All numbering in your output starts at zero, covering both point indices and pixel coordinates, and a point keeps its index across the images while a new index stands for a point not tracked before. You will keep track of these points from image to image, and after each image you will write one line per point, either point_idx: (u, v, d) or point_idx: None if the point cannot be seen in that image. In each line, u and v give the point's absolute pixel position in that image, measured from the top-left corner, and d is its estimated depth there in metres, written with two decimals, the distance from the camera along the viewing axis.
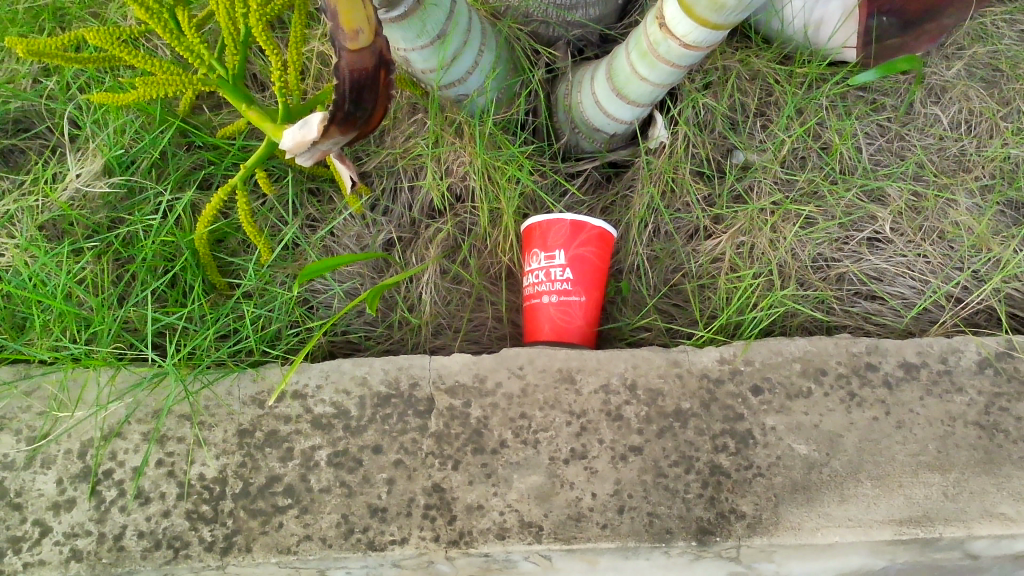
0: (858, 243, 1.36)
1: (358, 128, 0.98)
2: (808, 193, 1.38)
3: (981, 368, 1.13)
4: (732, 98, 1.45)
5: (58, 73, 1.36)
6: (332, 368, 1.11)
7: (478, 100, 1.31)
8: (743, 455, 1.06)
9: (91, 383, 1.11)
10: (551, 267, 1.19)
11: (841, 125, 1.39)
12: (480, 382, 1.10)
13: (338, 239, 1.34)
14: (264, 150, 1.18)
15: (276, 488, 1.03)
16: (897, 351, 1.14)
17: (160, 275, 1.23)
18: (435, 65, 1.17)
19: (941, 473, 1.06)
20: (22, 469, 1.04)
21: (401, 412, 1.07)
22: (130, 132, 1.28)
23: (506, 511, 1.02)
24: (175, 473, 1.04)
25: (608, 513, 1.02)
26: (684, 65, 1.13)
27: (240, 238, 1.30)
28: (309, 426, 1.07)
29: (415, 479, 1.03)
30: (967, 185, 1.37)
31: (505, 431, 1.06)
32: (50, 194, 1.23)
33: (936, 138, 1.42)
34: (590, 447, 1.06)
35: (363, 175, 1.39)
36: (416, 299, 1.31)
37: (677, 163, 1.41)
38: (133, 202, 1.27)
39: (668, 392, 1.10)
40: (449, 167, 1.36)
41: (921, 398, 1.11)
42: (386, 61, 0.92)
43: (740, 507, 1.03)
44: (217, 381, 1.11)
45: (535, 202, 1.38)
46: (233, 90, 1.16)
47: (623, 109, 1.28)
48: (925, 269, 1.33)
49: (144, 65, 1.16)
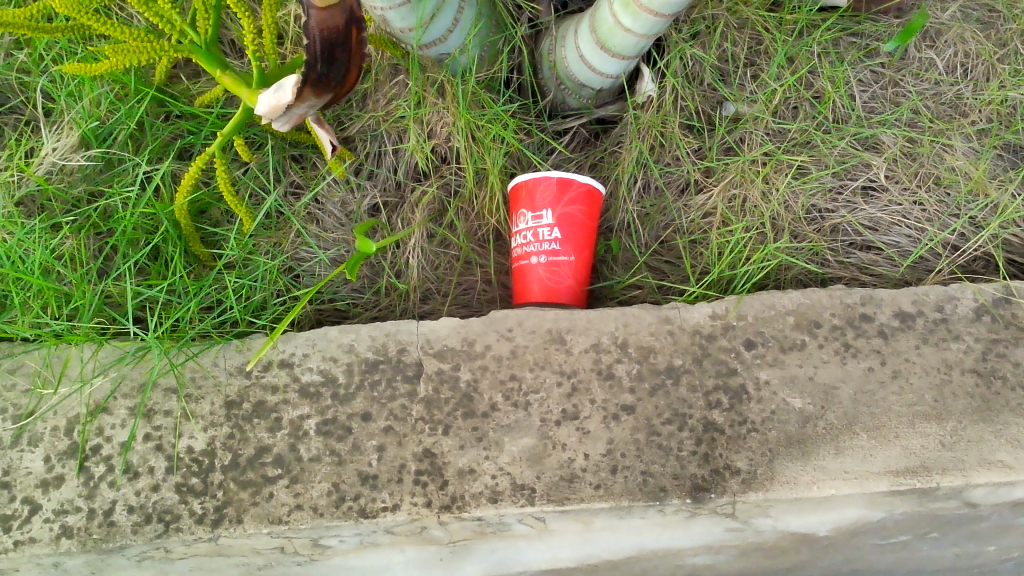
0: (853, 192, 1.34)
1: (334, 89, 0.98)
2: (801, 143, 1.36)
3: (978, 316, 1.12)
4: (721, 48, 1.41)
5: (30, 45, 1.32)
6: (318, 337, 1.09)
7: (460, 59, 1.28)
8: (736, 411, 1.05)
9: (75, 359, 1.10)
10: (539, 227, 1.17)
11: (833, 72, 1.37)
12: (468, 345, 1.08)
13: (322, 205, 1.32)
14: (242, 116, 1.15)
15: (265, 459, 1.02)
16: (893, 301, 1.12)
17: (142, 248, 1.20)
18: (413, 24, 1.14)
19: (938, 423, 1.04)
20: (9, 448, 1.03)
21: (389, 378, 1.06)
22: (105, 103, 1.25)
23: (498, 474, 1.01)
24: (164, 447, 1.03)
25: (601, 473, 1.01)
26: (667, 15, 1.09)
27: (223, 208, 1.27)
28: (297, 395, 1.05)
29: (406, 446, 1.02)
30: (963, 130, 1.35)
31: (496, 394, 1.05)
32: (26, 168, 1.21)
33: (931, 83, 1.40)
34: (582, 408, 1.04)
35: (345, 140, 1.36)
36: (403, 265, 1.29)
37: (666, 117, 1.37)
38: (112, 174, 1.25)
39: (660, 349, 1.08)
40: (433, 128, 1.33)
41: (917, 347, 1.09)
42: (356, 17, 0.92)
43: (735, 463, 1.02)
44: (202, 353, 1.09)
45: (521, 161, 1.36)
46: (206, 56, 1.13)
47: (608, 63, 1.25)
48: (921, 217, 1.32)
49: (113, 33, 1.13)
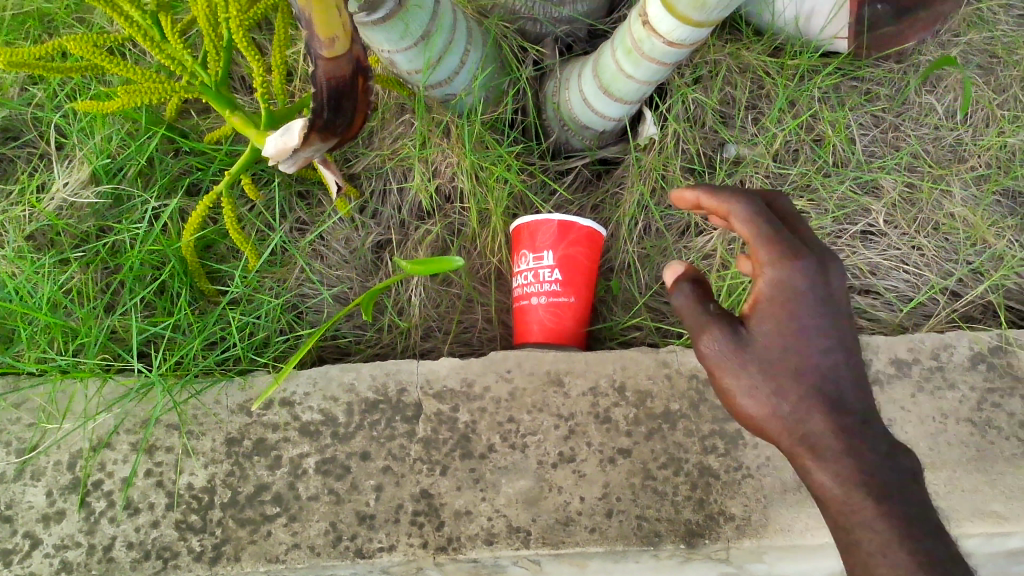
0: (851, 237, 1.36)
1: (340, 135, 0.95)
2: (801, 187, 1.38)
3: (974, 364, 1.13)
4: (723, 92, 1.43)
5: (45, 81, 1.35)
6: (319, 376, 1.10)
7: (466, 100, 1.30)
8: (731, 456, 1.06)
9: (80, 395, 1.11)
10: (540, 268, 1.18)
11: (833, 117, 1.39)
12: (467, 387, 1.09)
13: (327, 242, 1.34)
14: (249, 156, 1.17)
15: (264, 497, 1.03)
16: (889, 347, 1.13)
17: (148, 283, 1.22)
18: (420, 67, 1.16)
19: (932, 472, 1.05)
20: (12, 482, 1.04)
21: (388, 418, 1.07)
22: (117, 139, 1.28)
23: (494, 516, 1.02)
24: (164, 484, 1.04)
25: (596, 517, 1.02)
26: (669, 63, 1.11)
27: (229, 244, 1.29)
28: (297, 433, 1.07)
29: (403, 486, 1.04)
30: (961, 176, 1.37)
31: (493, 436, 1.06)
32: (37, 204, 1.23)
33: (931, 128, 1.41)
34: (578, 451, 1.05)
35: (351, 177, 1.38)
36: (405, 303, 1.30)
37: (667, 160, 1.39)
38: (121, 210, 1.27)
39: (657, 394, 1.09)
40: (437, 168, 1.35)
41: (912, 395, 1.10)
42: (363, 66, 0.89)
43: (729, 508, 1.03)
44: (205, 391, 1.10)
45: (524, 202, 1.37)
46: (216, 96, 1.16)
47: (611, 107, 1.26)
48: (919, 262, 1.34)
49: (126, 73, 1.16)
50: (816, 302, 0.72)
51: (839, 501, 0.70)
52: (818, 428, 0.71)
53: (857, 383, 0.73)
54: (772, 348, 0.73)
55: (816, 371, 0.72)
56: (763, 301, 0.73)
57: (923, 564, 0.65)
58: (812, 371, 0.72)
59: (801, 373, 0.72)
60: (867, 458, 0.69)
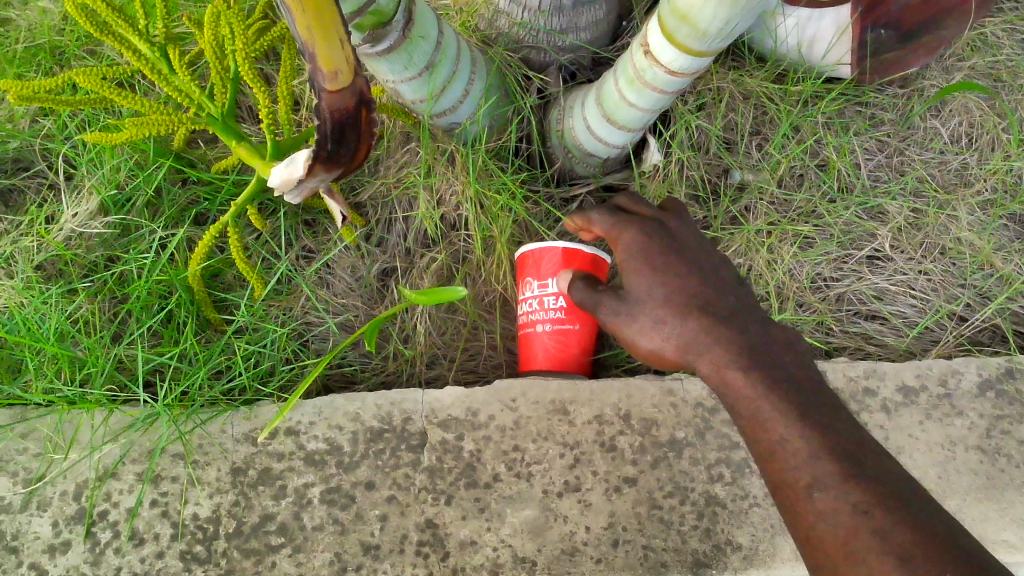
0: (857, 262, 1.36)
1: (344, 166, 0.93)
2: (806, 213, 1.38)
3: (983, 391, 1.12)
4: (727, 118, 1.43)
5: (55, 113, 1.36)
6: (325, 405, 1.11)
7: (470, 128, 1.31)
8: (738, 485, 1.05)
9: (86, 425, 1.11)
10: (545, 296, 1.17)
11: (837, 142, 1.39)
12: (472, 415, 1.09)
13: (333, 270, 1.34)
14: (255, 187, 1.18)
15: (269, 527, 1.03)
16: (896, 374, 1.12)
17: (155, 312, 1.23)
18: (424, 96, 1.17)
19: (941, 500, 1.04)
20: (19, 512, 1.05)
21: (393, 447, 1.07)
22: (125, 170, 1.29)
23: (499, 546, 1.02)
24: (169, 514, 1.04)
25: (602, 547, 1.01)
26: (671, 91, 1.11)
27: (236, 273, 1.30)
28: (302, 463, 1.07)
29: (408, 516, 1.03)
30: (967, 201, 1.37)
31: (498, 464, 1.06)
32: (46, 234, 1.24)
33: (936, 152, 1.41)
34: (584, 480, 1.05)
35: (357, 205, 1.39)
36: (410, 331, 1.30)
37: (671, 187, 1.39)
38: (129, 240, 1.28)
39: (663, 422, 1.09)
40: (442, 196, 1.35)
41: (920, 423, 1.09)
42: (365, 98, 0.87)
43: (736, 538, 1.03)
44: (210, 420, 1.10)
45: (529, 229, 1.38)
46: (223, 127, 1.17)
47: (614, 135, 1.27)
48: (927, 287, 1.34)
49: (135, 106, 1.17)
50: (665, 245, 0.91)
51: (740, 388, 0.80)
52: (695, 328, 0.85)
53: (716, 293, 0.89)
54: (642, 289, 0.89)
55: (682, 292, 0.88)
56: (628, 256, 0.92)
57: (792, 402, 0.77)
58: (679, 289, 0.88)
59: (674, 292, 0.88)
60: (735, 341, 0.84)
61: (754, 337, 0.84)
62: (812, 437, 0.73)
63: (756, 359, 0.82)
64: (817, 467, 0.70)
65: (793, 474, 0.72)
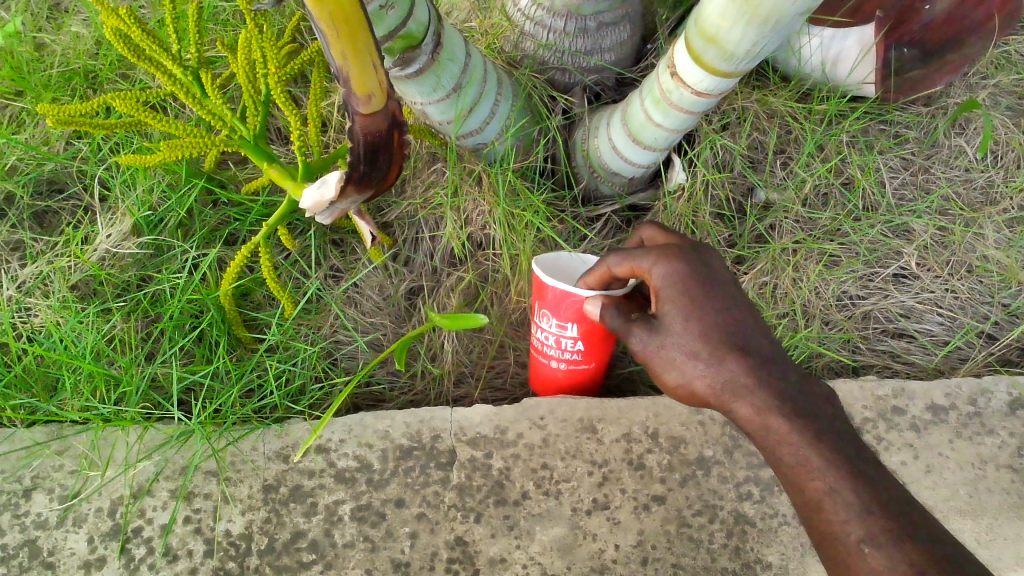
0: (884, 280, 1.36)
1: (375, 187, 0.94)
2: (831, 231, 1.38)
3: (1012, 410, 1.12)
4: (751, 137, 1.43)
5: (90, 136, 1.39)
6: (354, 423, 1.12)
7: (497, 148, 1.32)
8: (767, 503, 1.05)
9: (121, 443, 1.13)
10: (561, 336, 1.06)
11: (863, 161, 1.39)
12: (501, 433, 1.10)
13: (360, 289, 1.35)
14: (287, 207, 1.19)
15: (300, 544, 1.03)
16: (925, 394, 1.13)
17: (188, 331, 1.25)
18: (452, 117, 1.19)
19: (973, 519, 1.03)
20: (55, 528, 1.06)
21: (423, 464, 1.08)
22: (158, 192, 1.32)
23: (529, 564, 1.01)
24: (202, 531, 1.05)
25: (632, 564, 1.01)
26: (697, 112, 1.12)
27: (265, 292, 1.31)
28: (332, 480, 1.08)
29: (438, 533, 1.04)
30: (994, 219, 1.37)
31: (527, 482, 1.07)
32: (81, 255, 1.26)
33: (962, 169, 1.41)
34: (612, 498, 1.05)
35: (384, 225, 1.41)
36: (438, 349, 1.32)
37: (697, 206, 1.39)
38: (162, 260, 1.30)
39: (690, 440, 1.10)
40: (468, 216, 1.37)
41: (950, 441, 1.09)
42: (398, 121, 0.88)
43: (766, 557, 1.02)
44: (242, 438, 1.12)
45: (554, 248, 1.39)
46: (255, 149, 1.20)
47: (640, 154, 1.28)
48: (954, 305, 1.34)
49: (169, 129, 1.20)
50: (700, 279, 0.89)
51: (784, 433, 0.83)
52: (735, 370, 0.86)
53: (748, 331, 0.89)
54: (679, 325, 0.88)
55: (721, 332, 0.88)
56: (665, 291, 0.89)
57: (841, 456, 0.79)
58: (716, 328, 0.87)
59: (716, 336, 0.87)
60: (780, 388, 0.85)
61: (792, 384, 0.86)
62: (861, 491, 0.76)
63: (801, 408, 0.84)
64: (870, 525, 0.74)
65: (844, 531, 0.76)
